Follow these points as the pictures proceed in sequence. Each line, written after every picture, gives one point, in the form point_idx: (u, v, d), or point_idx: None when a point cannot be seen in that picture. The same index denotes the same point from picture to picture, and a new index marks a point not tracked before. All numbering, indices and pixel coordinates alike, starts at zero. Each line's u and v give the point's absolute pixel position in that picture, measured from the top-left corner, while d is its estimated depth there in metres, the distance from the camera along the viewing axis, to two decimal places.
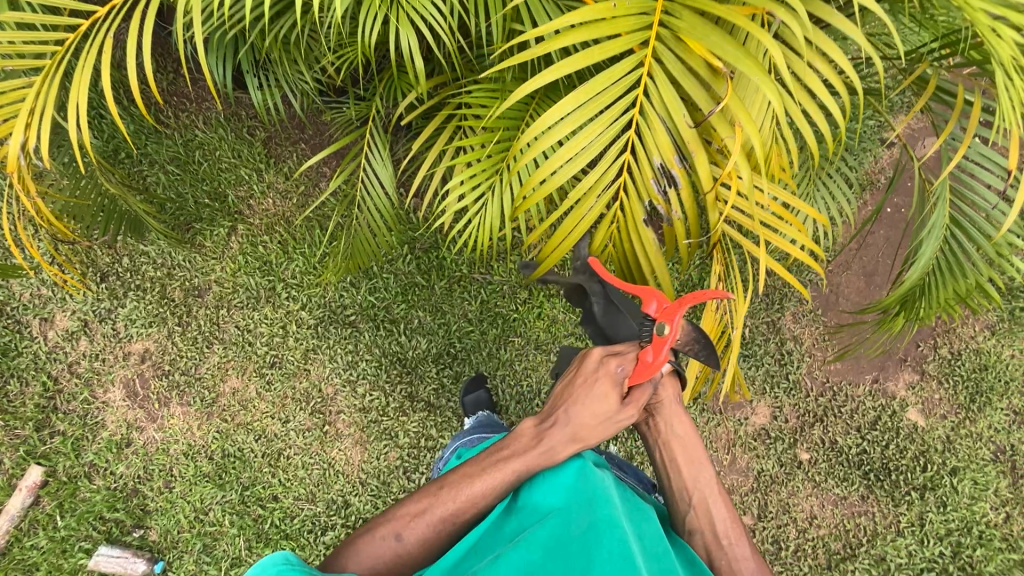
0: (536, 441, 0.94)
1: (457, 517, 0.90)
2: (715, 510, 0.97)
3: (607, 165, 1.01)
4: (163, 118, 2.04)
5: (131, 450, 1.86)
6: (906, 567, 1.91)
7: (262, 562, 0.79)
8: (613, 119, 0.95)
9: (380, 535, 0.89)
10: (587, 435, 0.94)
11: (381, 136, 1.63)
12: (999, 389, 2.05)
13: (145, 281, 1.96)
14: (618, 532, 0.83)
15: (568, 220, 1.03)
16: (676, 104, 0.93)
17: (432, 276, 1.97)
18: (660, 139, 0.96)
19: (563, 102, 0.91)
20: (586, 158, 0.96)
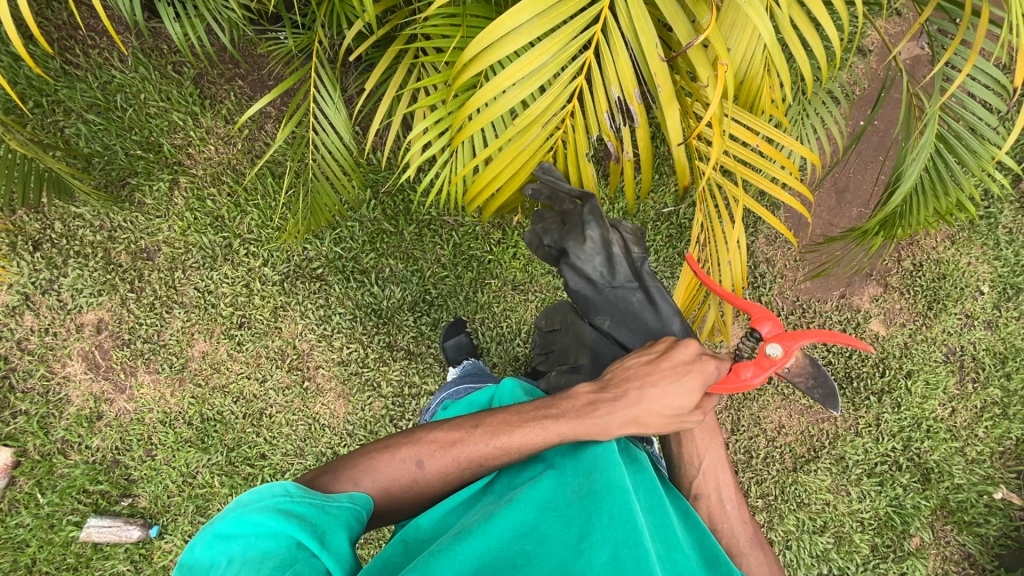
0: (592, 403, 0.85)
1: (485, 461, 0.86)
2: (722, 477, 1.00)
3: (557, 92, 0.95)
4: (71, 56, 1.77)
5: (104, 422, 1.80)
6: (862, 462, 2.09)
7: (258, 489, 0.78)
8: (569, 37, 0.86)
9: (401, 457, 0.87)
10: (650, 422, 0.84)
11: (328, 74, 1.46)
12: (955, 295, 2.15)
13: (84, 246, 1.80)
14: (617, 497, 0.80)
15: (505, 154, 1.00)
16: (644, 24, 0.83)
17: (400, 221, 1.88)
18: (620, 68, 0.89)
19: (520, 7, 0.77)
20: (537, 81, 0.88)
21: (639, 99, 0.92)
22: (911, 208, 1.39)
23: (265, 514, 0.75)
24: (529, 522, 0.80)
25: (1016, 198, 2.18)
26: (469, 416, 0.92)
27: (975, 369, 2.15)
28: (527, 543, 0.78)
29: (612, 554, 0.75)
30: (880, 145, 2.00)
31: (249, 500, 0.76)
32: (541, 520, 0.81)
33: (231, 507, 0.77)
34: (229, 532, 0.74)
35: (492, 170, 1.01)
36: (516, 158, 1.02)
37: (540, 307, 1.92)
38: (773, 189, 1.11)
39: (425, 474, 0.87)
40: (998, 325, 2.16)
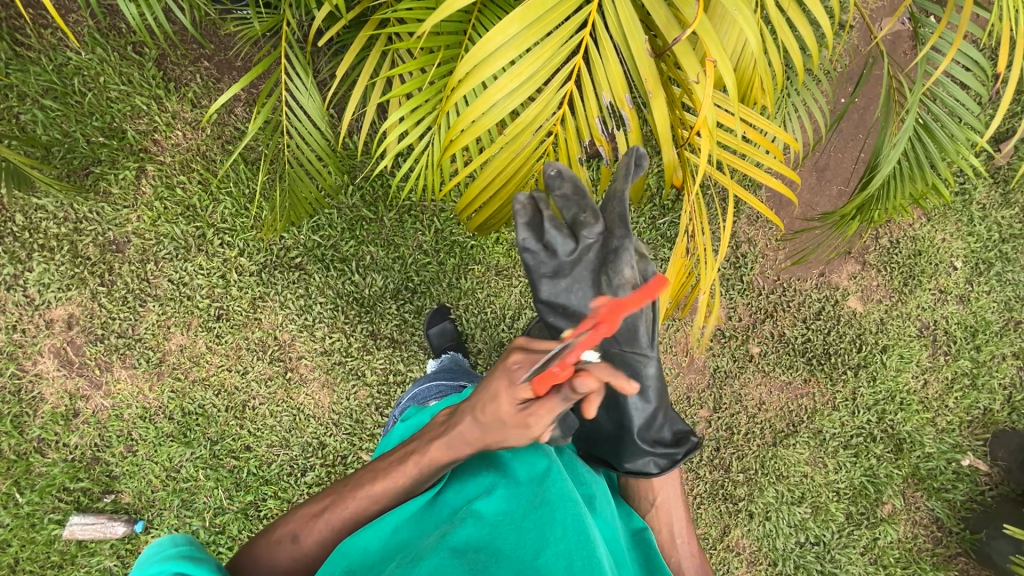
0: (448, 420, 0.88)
1: (361, 517, 0.89)
2: (673, 512, 1.11)
3: (549, 97, 0.92)
4: (21, 37, 1.67)
5: (81, 420, 1.76)
6: (838, 435, 2.16)
7: (155, 548, 0.76)
8: (559, 45, 0.81)
9: (281, 534, 0.90)
10: (496, 436, 0.81)
11: (301, 60, 1.40)
12: (929, 271, 2.19)
13: (49, 239, 1.72)
14: (570, 507, 0.81)
15: (500, 158, 0.96)
16: (634, 26, 0.78)
17: (380, 208, 1.84)
18: (611, 74, 0.85)
19: (506, 22, 0.74)
20: (528, 90, 0.84)
21: (632, 104, 0.86)
22: (888, 192, 1.39)
23: (167, 565, 0.72)
24: (481, 538, 0.79)
25: (990, 175, 2.21)
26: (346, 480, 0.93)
27: (947, 342, 2.22)
28: (480, 555, 0.76)
29: (567, 565, 0.76)
30: (860, 123, 2.00)
31: (150, 555, 0.75)
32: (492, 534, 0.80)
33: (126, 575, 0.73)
34: None
35: (483, 178, 0.98)
36: (508, 165, 0.99)
37: (524, 292, 1.91)
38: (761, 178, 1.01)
39: (320, 535, 0.89)
40: (971, 299, 2.22)
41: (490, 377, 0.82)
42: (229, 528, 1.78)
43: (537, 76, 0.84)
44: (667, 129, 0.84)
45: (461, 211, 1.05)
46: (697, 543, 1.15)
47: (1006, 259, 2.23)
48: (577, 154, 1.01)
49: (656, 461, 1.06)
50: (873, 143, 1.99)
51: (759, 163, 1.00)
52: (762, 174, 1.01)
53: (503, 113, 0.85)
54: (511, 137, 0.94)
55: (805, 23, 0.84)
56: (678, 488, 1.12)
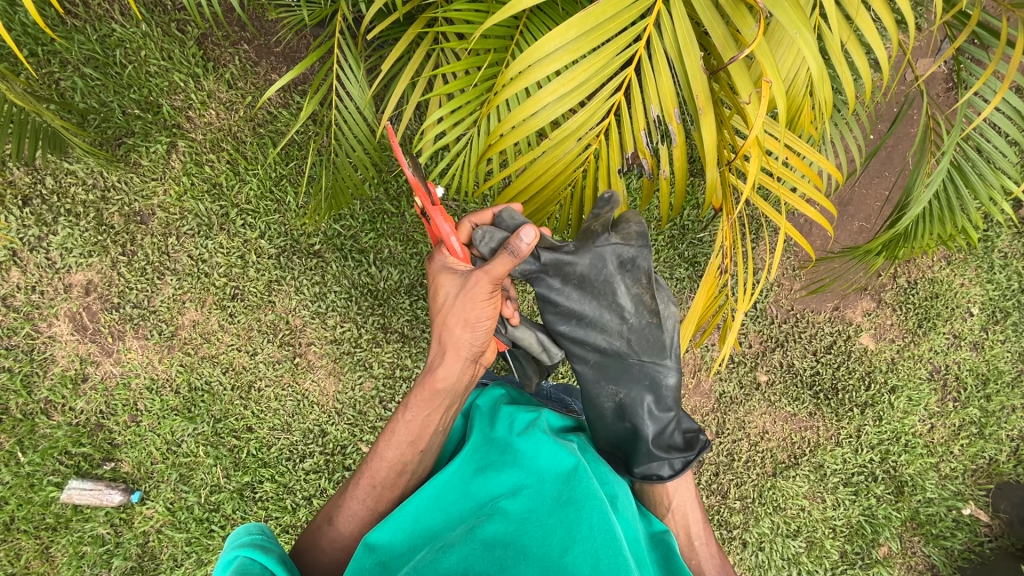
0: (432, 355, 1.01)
1: (379, 481, 0.99)
2: (689, 515, 1.12)
3: (595, 106, 0.92)
4: (69, 5, 1.70)
5: (89, 385, 1.77)
6: (839, 471, 2.14)
7: (238, 532, 0.84)
8: (613, 55, 0.82)
9: (323, 517, 1.03)
10: (456, 341, 0.98)
11: (350, 50, 1.41)
12: (945, 315, 2.18)
13: (76, 204, 1.75)
14: (596, 506, 0.86)
15: (541, 162, 0.97)
16: (690, 42, 0.78)
17: (403, 203, 1.85)
18: (663, 89, 0.85)
19: (565, 27, 0.74)
20: (577, 97, 0.85)
21: (680, 119, 0.87)
22: (918, 231, 1.39)
23: (240, 550, 0.80)
24: (509, 532, 0.85)
25: (1014, 224, 2.19)
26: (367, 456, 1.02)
27: (957, 389, 2.19)
28: (508, 550, 0.82)
29: (593, 564, 0.80)
30: (888, 161, 1.99)
31: (228, 541, 0.84)
32: (521, 529, 0.85)
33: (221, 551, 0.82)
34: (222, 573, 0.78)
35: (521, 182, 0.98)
36: (548, 169, 0.99)
37: None
38: (795, 204, 1.01)
39: (349, 516, 1.00)
40: (984, 347, 2.20)
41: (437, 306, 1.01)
42: (224, 507, 1.79)
43: (587, 85, 0.85)
44: (713, 147, 0.84)
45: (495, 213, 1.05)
46: (715, 543, 1.16)
47: None
48: (616, 165, 1.02)
49: (670, 464, 1.07)
50: (901, 182, 1.98)
51: (795, 189, 1.00)
52: (798, 199, 1.01)
53: (550, 118, 0.85)
54: (553, 143, 0.95)
55: (860, 55, 0.85)
56: (693, 490, 1.13)
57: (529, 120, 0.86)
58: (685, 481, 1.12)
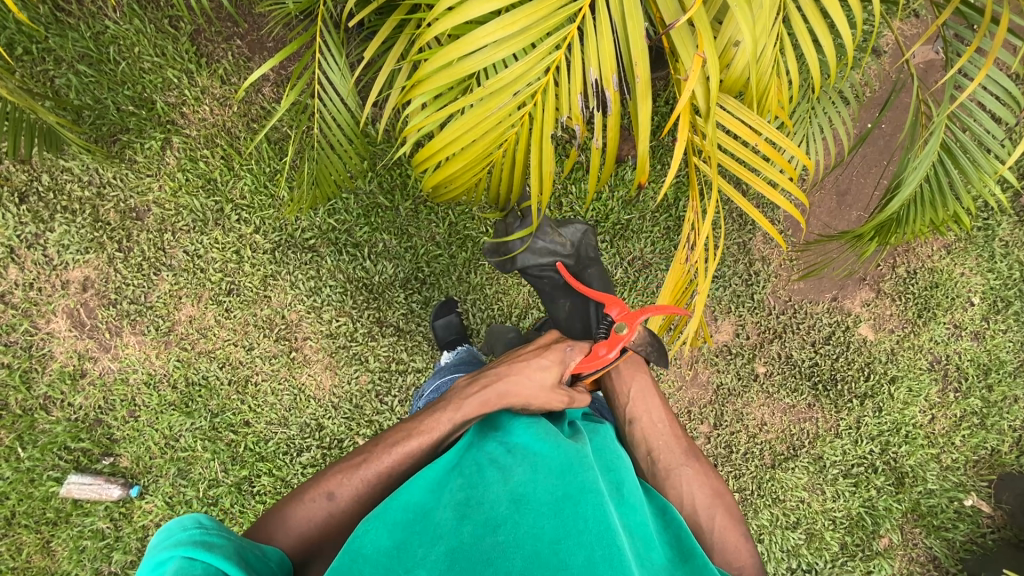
0: (480, 386, 0.99)
1: (394, 470, 0.92)
2: (650, 403, 1.12)
3: (535, 61, 0.88)
4: (62, 2, 1.70)
5: (87, 381, 1.79)
6: (839, 463, 2.13)
7: (169, 525, 0.71)
8: (557, 6, 0.82)
9: (311, 496, 0.90)
10: (513, 397, 0.98)
11: (334, 39, 1.40)
12: (945, 305, 2.16)
13: (72, 202, 1.76)
14: (592, 500, 0.81)
15: (470, 115, 0.93)
16: (635, 9, 0.78)
17: (396, 196, 1.84)
18: (603, 49, 0.83)
19: None
20: (516, 45, 0.84)
21: (616, 87, 0.85)
22: (908, 216, 1.38)
23: (177, 550, 0.67)
24: (503, 513, 0.80)
25: (1016, 212, 2.16)
26: (371, 442, 0.97)
27: (958, 379, 2.18)
28: (498, 536, 0.78)
29: (588, 557, 0.76)
30: (885, 148, 1.97)
31: (159, 541, 0.70)
32: (517, 513, 0.80)
33: (148, 550, 0.70)
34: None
35: (450, 132, 0.94)
36: (478, 124, 0.94)
37: (532, 292, 1.91)
38: (770, 194, 1.01)
39: (349, 492, 0.91)
40: (986, 337, 2.18)
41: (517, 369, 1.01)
42: (222, 501, 1.80)
43: (531, 31, 0.84)
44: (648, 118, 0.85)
45: (418, 162, 1.01)
46: (685, 436, 1.13)
47: None
48: (547, 129, 0.96)
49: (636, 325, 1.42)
50: (897, 170, 1.96)
51: (768, 178, 1.00)
52: (771, 189, 1.00)
53: (486, 63, 0.85)
54: (489, 93, 0.90)
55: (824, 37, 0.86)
56: (652, 381, 1.15)
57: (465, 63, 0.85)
58: (643, 378, 1.15)
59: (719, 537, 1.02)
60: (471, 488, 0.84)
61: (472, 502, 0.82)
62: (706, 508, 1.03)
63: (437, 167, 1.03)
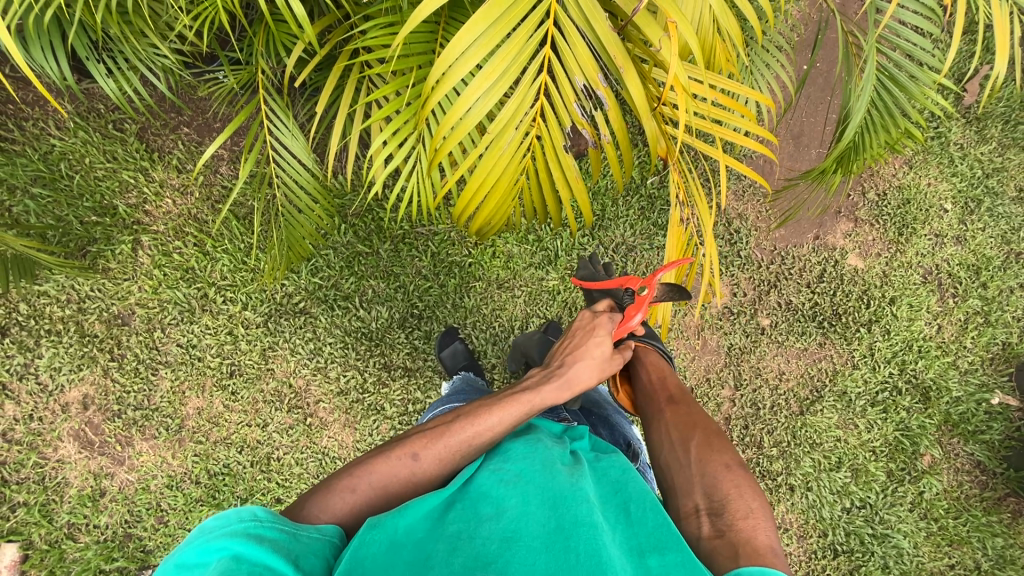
0: (550, 372, 1.04)
1: (475, 441, 0.90)
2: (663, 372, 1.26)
3: (523, 91, 0.84)
4: (4, 131, 1.70)
5: (108, 498, 1.74)
6: (863, 393, 2.15)
7: (223, 513, 0.70)
8: (526, 39, 0.77)
9: (396, 455, 0.89)
10: (577, 382, 1.04)
11: (279, 104, 1.41)
12: (921, 217, 2.21)
13: (55, 323, 1.74)
14: (586, 532, 0.75)
15: (485, 162, 0.89)
16: (596, 10, 0.76)
17: (375, 241, 1.85)
18: (580, 55, 0.80)
19: (471, 21, 0.72)
20: (505, 86, 0.80)
21: (606, 83, 0.83)
22: (864, 142, 1.43)
23: (232, 542, 0.66)
24: (491, 552, 0.72)
25: (961, 115, 2.24)
26: (454, 414, 0.96)
27: (953, 285, 2.22)
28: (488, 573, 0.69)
29: None
30: (826, 85, 2.04)
31: (211, 527, 0.68)
32: (505, 552, 0.72)
33: (192, 533, 0.69)
34: (193, 562, 0.65)
35: (473, 182, 0.90)
36: (497, 165, 0.91)
37: (527, 299, 1.92)
38: (739, 141, 1.02)
39: (431, 460, 0.88)
40: (967, 239, 2.23)
41: (574, 355, 1.08)
42: None
43: (511, 71, 0.79)
44: (644, 96, 0.82)
45: (457, 219, 0.98)
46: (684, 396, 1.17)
47: (993, 194, 2.25)
48: (562, 143, 0.92)
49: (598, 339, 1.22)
50: (841, 102, 2.03)
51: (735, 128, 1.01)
52: (740, 136, 1.01)
53: (483, 114, 0.80)
54: (493, 137, 0.87)
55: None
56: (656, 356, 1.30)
57: (463, 121, 0.81)
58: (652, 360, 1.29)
59: (698, 468, 0.98)
60: (463, 522, 0.77)
61: (462, 537, 0.75)
62: (681, 443, 1.03)
63: (471, 219, 1.01)
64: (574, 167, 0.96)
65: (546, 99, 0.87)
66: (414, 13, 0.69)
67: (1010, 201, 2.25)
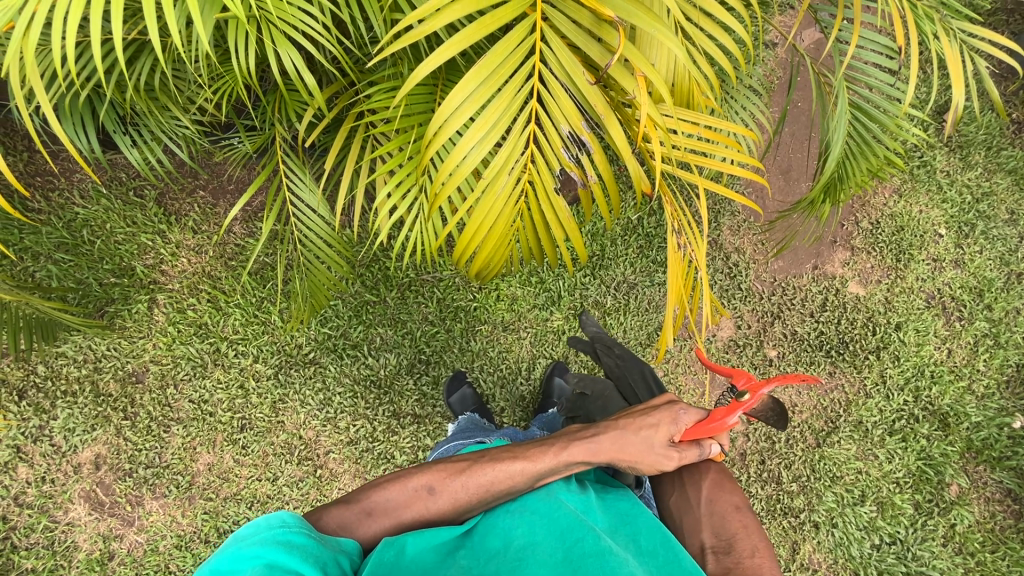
0: (589, 433, 0.94)
1: (494, 486, 0.88)
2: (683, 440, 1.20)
3: (515, 140, 0.90)
4: (32, 202, 1.80)
5: (117, 561, 1.72)
6: (880, 422, 2.11)
7: (255, 520, 0.72)
8: (514, 93, 0.84)
9: (413, 486, 0.90)
10: (622, 455, 0.92)
11: (296, 162, 1.50)
12: (917, 243, 2.25)
13: (71, 383, 1.77)
14: (594, 562, 0.77)
15: (481, 206, 0.94)
16: (574, 65, 0.83)
17: (382, 289, 1.90)
18: (564, 105, 0.87)
19: (464, 81, 0.79)
20: (497, 136, 0.86)
21: (589, 128, 0.89)
22: (848, 172, 1.48)
23: (265, 550, 0.68)
24: None
25: (943, 144, 2.32)
26: (479, 454, 0.95)
27: (957, 308, 2.23)
28: None
29: None
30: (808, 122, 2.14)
31: (245, 535, 0.70)
32: None
33: (226, 541, 0.71)
34: (226, 569, 0.67)
35: (471, 224, 0.95)
36: (493, 208, 0.96)
37: (533, 340, 1.95)
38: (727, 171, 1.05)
39: (447, 499, 0.88)
40: (966, 262, 2.26)
41: (627, 426, 0.94)
42: None
43: (502, 123, 0.86)
44: (626, 145, 0.86)
45: (456, 261, 1.02)
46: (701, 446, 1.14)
47: (985, 217, 2.29)
48: (552, 185, 0.97)
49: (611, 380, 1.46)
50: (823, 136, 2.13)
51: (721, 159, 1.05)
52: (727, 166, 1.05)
53: (478, 162, 0.86)
54: (487, 182, 0.92)
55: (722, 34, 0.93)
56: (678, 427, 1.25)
57: (459, 169, 0.87)
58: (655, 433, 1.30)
59: (708, 509, 0.98)
60: (474, 558, 0.81)
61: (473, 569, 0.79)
62: (691, 483, 1.02)
63: (470, 262, 1.04)
64: (564, 207, 1.01)
65: (536, 148, 0.92)
66: (414, 73, 0.76)
67: (1003, 223, 2.29)
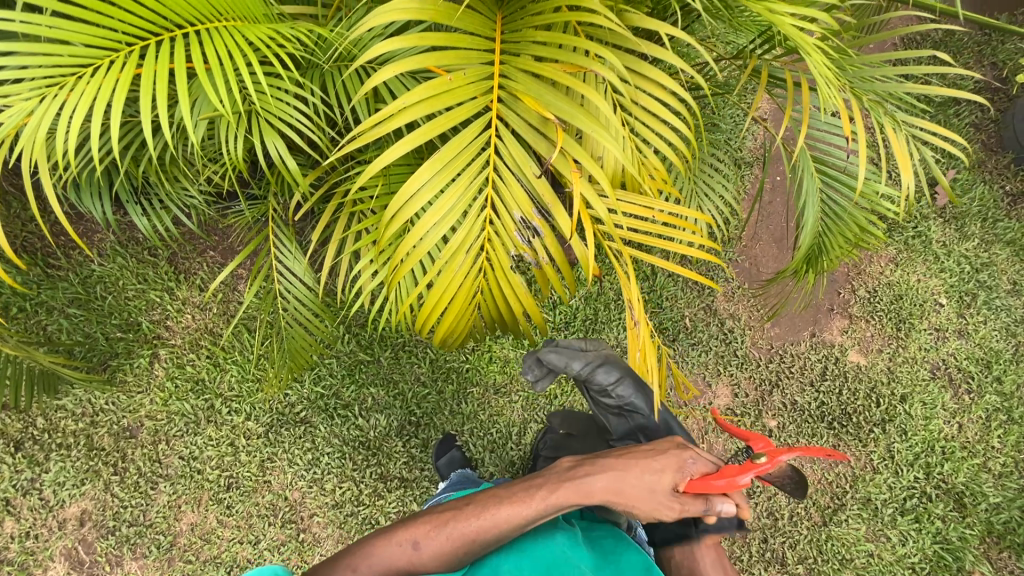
0: (582, 469, 0.93)
1: (479, 536, 0.88)
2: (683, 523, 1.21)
3: (471, 223, 0.96)
4: (52, 259, 1.91)
5: None
6: (890, 500, 2.01)
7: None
8: (469, 181, 0.92)
9: (398, 539, 0.91)
10: (625, 495, 0.90)
11: (285, 232, 1.60)
12: (917, 312, 2.22)
13: (66, 436, 1.80)
14: None
15: (440, 280, 0.99)
16: (526, 160, 0.92)
17: (375, 349, 1.92)
18: (515, 192, 0.94)
19: (419, 171, 0.88)
20: (453, 220, 0.93)
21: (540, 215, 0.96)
22: (826, 245, 1.50)
23: None
24: None
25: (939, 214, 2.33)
26: (467, 498, 0.95)
27: (965, 380, 2.17)
28: None
29: None
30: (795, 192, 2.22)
31: None
32: None
33: None
34: None
35: (430, 296, 0.99)
36: (453, 283, 1.00)
37: (524, 404, 1.94)
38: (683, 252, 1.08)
39: (430, 551, 0.89)
40: (970, 332, 2.21)
41: (631, 466, 0.92)
42: None
43: (457, 208, 0.93)
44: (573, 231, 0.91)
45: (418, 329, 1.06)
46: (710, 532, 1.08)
47: (987, 287, 2.27)
48: (509, 263, 1.01)
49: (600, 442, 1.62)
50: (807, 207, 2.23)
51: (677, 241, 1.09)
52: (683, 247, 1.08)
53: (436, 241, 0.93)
54: (445, 260, 0.98)
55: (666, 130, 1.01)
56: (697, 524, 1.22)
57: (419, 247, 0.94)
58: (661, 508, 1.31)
59: None
60: None
61: None
62: None
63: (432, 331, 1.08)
64: (521, 284, 1.05)
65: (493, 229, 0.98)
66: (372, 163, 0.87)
67: (1005, 294, 2.26)
